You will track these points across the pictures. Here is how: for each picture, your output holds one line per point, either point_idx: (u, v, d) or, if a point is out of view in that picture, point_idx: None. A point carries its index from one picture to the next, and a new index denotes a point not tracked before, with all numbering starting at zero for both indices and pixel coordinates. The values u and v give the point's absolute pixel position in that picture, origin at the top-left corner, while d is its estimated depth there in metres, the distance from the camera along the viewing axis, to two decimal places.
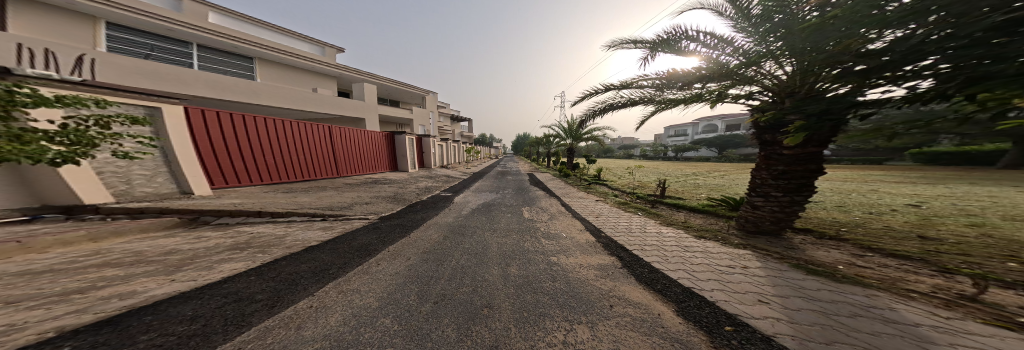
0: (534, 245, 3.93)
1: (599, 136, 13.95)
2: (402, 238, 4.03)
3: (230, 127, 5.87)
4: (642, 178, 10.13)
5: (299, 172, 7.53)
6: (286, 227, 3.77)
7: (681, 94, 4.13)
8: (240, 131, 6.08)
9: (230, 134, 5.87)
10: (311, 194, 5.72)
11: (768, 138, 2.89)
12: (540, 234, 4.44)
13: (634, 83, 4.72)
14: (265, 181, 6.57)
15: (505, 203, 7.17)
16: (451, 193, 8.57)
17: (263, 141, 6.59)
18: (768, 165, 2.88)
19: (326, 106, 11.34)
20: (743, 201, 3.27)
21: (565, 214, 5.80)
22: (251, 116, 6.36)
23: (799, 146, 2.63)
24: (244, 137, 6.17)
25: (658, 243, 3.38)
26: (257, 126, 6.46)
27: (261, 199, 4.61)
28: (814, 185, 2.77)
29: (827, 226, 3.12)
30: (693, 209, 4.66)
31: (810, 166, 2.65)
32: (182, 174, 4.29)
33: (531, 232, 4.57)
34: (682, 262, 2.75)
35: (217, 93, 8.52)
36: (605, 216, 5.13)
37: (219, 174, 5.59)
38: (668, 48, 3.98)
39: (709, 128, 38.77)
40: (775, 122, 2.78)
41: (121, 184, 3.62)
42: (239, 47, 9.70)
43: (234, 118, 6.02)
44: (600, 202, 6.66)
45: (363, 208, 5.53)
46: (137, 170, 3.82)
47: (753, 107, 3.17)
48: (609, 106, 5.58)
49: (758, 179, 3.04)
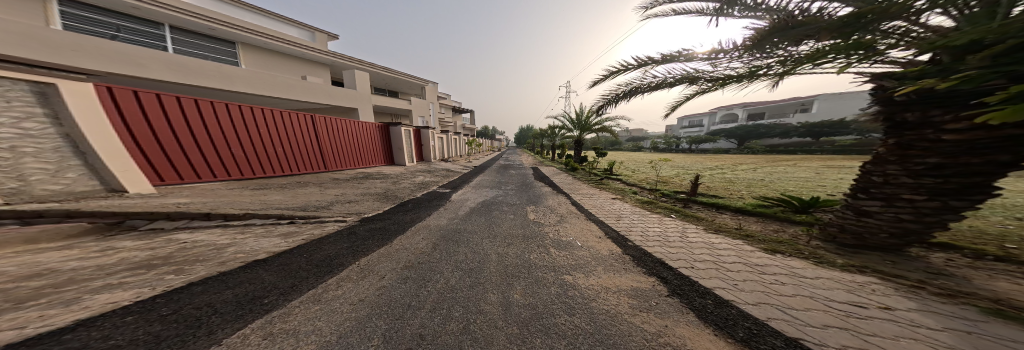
0: (542, 258, 3.16)
1: (609, 126, 12.91)
2: (381, 248, 3.26)
3: (178, 113, 4.99)
4: (659, 172, 9.19)
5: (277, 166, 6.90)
6: (237, 234, 3.03)
7: (750, 65, 3.32)
8: (193, 117, 5.21)
9: (179, 120, 4.99)
10: (287, 190, 4.97)
11: (912, 118, 2.17)
12: (548, 242, 3.65)
13: (683, 58, 3.72)
14: (234, 176, 5.85)
15: (508, 201, 6.36)
16: (449, 189, 7.80)
17: (226, 129, 5.78)
18: (904, 156, 2.21)
19: (312, 95, 10.60)
20: (844, 207, 2.71)
21: (577, 215, 5.01)
22: (205, 100, 5.47)
23: (982, 129, 1.79)
24: (200, 124, 5.32)
25: (712, 257, 2.51)
26: (215, 113, 5.61)
27: (219, 197, 3.85)
28: (989, 189, 1.94)
29: (986, 240, 2.52)
30: (747, 210, 3.75)
31: (1004, 156, 1.77)
32: (108, 165, 3.63)
33: (538, 240, 3.75)
34: (761, 290, 1.90)
35: (184, 78, 7.72)
36: (628, 219, 4.28)
37: (170, 168, 4.80)
38: (737, 6, 3.06)
39: (727, 118, 36.77)
40: (941, 92, 1.93)
41: (10, 181, 2.94)
42: (217, 30, 8.95)
43: (185, 103, 5.13)
44: (619, 200, 5.78)
45: (346, 207, 4.81)
46: (29, 163, 3.11)
47: (883, 75, 2.29)
48: (638, 90, 4.62)
49: (881, 176, 2.41)
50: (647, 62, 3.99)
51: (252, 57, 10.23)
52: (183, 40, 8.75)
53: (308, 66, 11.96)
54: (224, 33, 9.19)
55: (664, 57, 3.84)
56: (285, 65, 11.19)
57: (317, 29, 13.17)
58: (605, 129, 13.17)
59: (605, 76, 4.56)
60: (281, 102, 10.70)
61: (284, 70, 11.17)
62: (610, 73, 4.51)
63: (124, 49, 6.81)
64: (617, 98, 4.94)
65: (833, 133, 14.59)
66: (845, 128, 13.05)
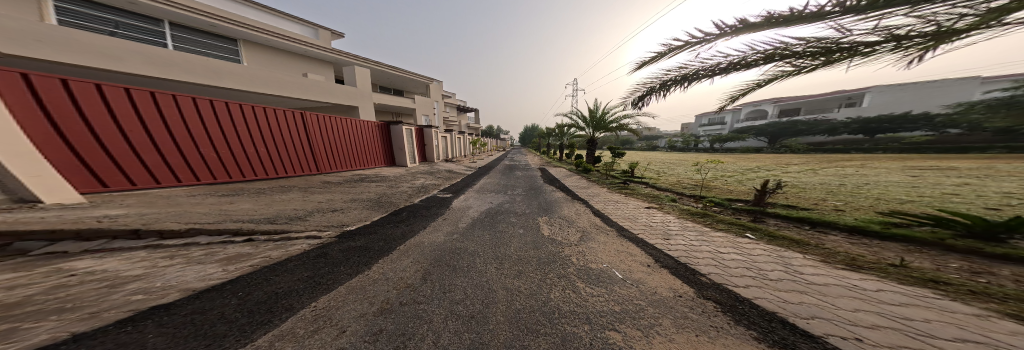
0: (559, 305, 2.27)
1: (628, 124, 11.70)
2: (357, 291, 2.44)
3: (127, 108, 4.60)
4: (694, 175, 7.93)
5: (251, 168, 6.49)
6: (162, 257, 2.26)
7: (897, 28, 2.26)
8: (147, 112, 4.84)
9: (129, 116, 4.61)
10: (261, 197, 4.26)
11: None
12: (571, 280, 2.78)
13: (789, 22, 2.64)
14: (203, 180, 5.52)
15: (517, 209, 5.44)
16: (451, 194, 6.95)
17: (191, 126, 5.43)
18: None
19: (308, 92, 10.28)
20: None
21: (605, 231, 3.99)
22: (164, 93, 5.12)
23: None
24: (156, 120, 4.95)
25: (874, 317, 1.48)
26: (178, 108, 5.28)
27: (170, 206, 3.15)
28: None
29: None
30: (875, 231, 2.64)
31: None
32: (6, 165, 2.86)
33: (553, 270, 3.00)
34: None
35: (165, 71, 7.35)
36: (681, 240, 3.22)
37: (117, 172, 4.41)
38: None
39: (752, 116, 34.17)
40: None
41: None
42: (217, 27, 8.63)
43: (134, 94, 4.73)
44: (655, 210, 4.68)
45: (328, 219, 4.04)
46: None
47: None
48: (699, 76, 3.58)
49: None
50: (731, 32, 2.89)
51: (254, 55, 9.96)
52: (182, 36, 8.46)
53: (310, 64, 11.65)
54: (225, 29, 8.86)
55: (761, 20, 2.72)
56: (286, 63, 10.91)
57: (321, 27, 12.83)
58: (624, 127, 11.96)
59: (654, 55, 3.52)
60: (274, 98, 10.40)
61: (285, 68, 10.89)
62: (660, 53, 3.46)
63: (98, 40, 6.44)
64: (667, 86, 3.88)
65: (897, 129, 12.49)
66: (918, 121, 10.98)
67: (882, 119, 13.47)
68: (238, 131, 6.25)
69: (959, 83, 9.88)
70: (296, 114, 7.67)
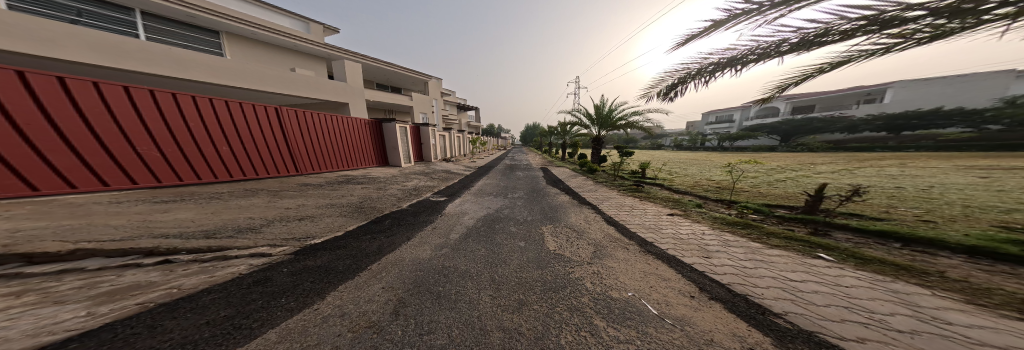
0: None
1: (637, 121, 10.98)
2: (294, 336, 1.75)
3: (24, 100, 3.75)
4: (714, 177, 7.20)
5: (206, 170, 5.79)
6: (10, 293, 1.59)
7: None
8: (53, 104, 3.97)
9: (24, 109, 3.74)
10: (214, 202, 3.60)
11: None
12: (590, 319, 2.03)
13: None
14: (141, 184, 4.80)
15: (517, 216, 4.76)
16: (445, 198, 6.27)
17: (122, 120, 4.62)
18: None
19: (292, 87, 9.65)
20: None
21: (623, 246, 3.28)
22: (80, 80, 4.23)
23: None
24: (71, 113, 4.11)
25: None
26: (103, 99, 4.43)
27: (77, 218, 2.48)
28: None
29: None
30: (1010, 252, 1.91)
31: None
32: None
33: (562, 301, 2.31)
34: None
35: (117, 60, 6.52)
36: (729, 260, 2.50)
37: (11, 176, 3.64)
38: None
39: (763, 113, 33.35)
40: None
41: None
42: (195, 17, 8.03)
43: (33, 81, 3.82)
44: (680, 218, 3.95)
45: (290, 230, 3.37)
46: None
47: None
48: (755, 55, 2.98)
49: None
50: None
51: (237, 48, 9.37)
52: (156, 27, 7.86)
53: (297, 58, 11.04)
54: (204, 20, 8.27)
55: None
56: (271, 57, 10.29)
57: (312, 20, 12.24)
58: (633, 124, 11.24)
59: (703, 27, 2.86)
60: (252, 93, 9.69)
61: (270, 62, 10.26)
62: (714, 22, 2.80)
63: (31, 22, 5.55)
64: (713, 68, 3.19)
65: (927, 125, 11.66)
66: (951, 117, 10.21)
67: (909, 116, 12.64)
68: (190, 127, 5.53)
69: (989, 78, 9.26)
70: (265, 111, 7.03)
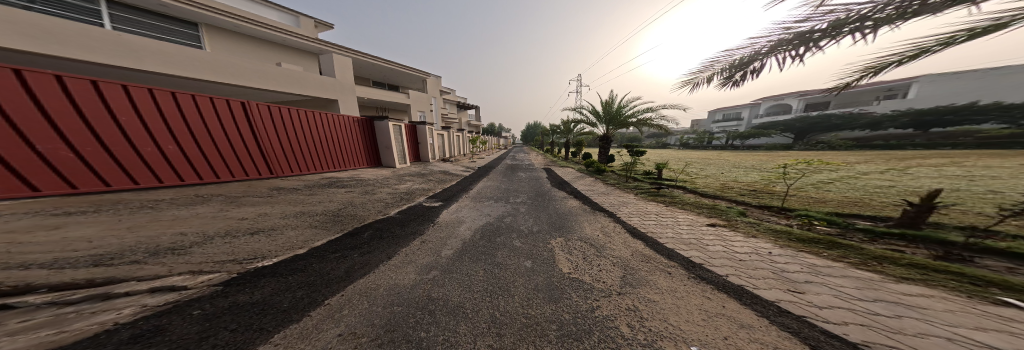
0: None
1: (650, 119, 10.21)
2: None
3: None
4: (744, 179, 6.39)
5: (147, 171, 4.81)
6: None
7: None
8: None
9: None
10: (140, 214, 2.88)
11: None
12: None
13: None
14: (45, 191, 3.82)
15: (521, 226, 4.01)
16: (439, 203, 5.51)
17: (11, 111, 3.54)
18: None
19: (274, 82, 8.92)
20: None
21: (660, 268, 2.52)
22: None
23: None
24: None
25: None
26: None
27: None
28: None
29: None
30: None
31: None
32: None
33: None
34: None
35: (57, 47, 5.57)
36: (834, 295, 1.74)
37: None
38: None
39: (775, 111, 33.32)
40: None
41: None
42: (168, 6, 7.37)
43: None
44: (727, 231, 3.17)
45: (229, 246, 2.63)
46: None
47: None
48: (873, 17, 2.31)
49: None
50: None
51: (216, 41, 8.72)
52: (124, 17, 7.23)
53: (283, 52, 10.38)
54: (180, 10, 7.62)
55: None
56: (254, 50, 9.65)
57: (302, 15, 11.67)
58: (645, 122, 10.45)
59: None
60: (229, 89, 8.93)
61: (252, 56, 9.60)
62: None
63: None
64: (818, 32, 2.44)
65: (962, 121, 10.85)
66: (991, 111, 9.47)
67: (940, 111, 11.88)
68: (121, 121, 4.49)
69: (1017, 75, 8.84)
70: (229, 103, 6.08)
